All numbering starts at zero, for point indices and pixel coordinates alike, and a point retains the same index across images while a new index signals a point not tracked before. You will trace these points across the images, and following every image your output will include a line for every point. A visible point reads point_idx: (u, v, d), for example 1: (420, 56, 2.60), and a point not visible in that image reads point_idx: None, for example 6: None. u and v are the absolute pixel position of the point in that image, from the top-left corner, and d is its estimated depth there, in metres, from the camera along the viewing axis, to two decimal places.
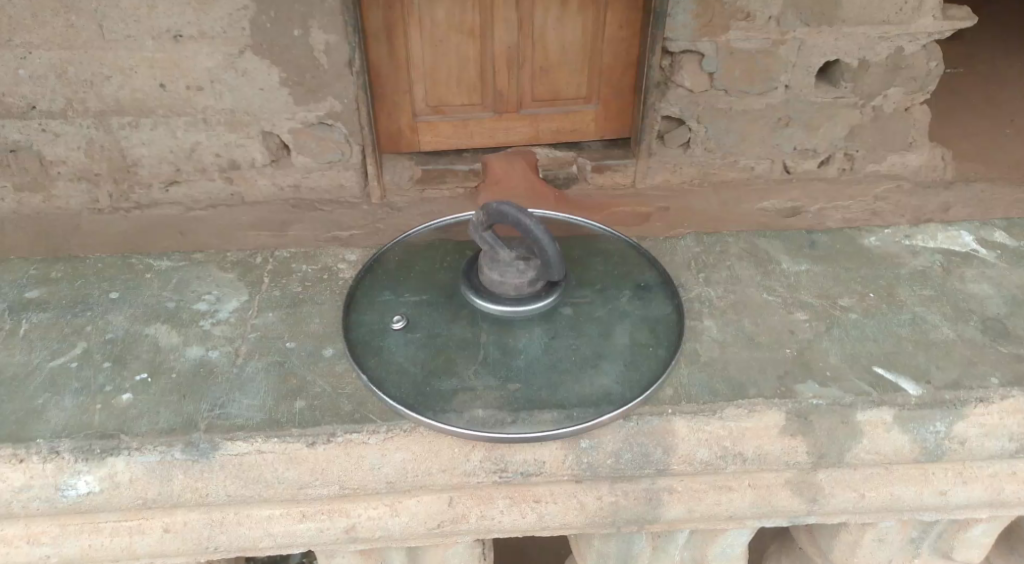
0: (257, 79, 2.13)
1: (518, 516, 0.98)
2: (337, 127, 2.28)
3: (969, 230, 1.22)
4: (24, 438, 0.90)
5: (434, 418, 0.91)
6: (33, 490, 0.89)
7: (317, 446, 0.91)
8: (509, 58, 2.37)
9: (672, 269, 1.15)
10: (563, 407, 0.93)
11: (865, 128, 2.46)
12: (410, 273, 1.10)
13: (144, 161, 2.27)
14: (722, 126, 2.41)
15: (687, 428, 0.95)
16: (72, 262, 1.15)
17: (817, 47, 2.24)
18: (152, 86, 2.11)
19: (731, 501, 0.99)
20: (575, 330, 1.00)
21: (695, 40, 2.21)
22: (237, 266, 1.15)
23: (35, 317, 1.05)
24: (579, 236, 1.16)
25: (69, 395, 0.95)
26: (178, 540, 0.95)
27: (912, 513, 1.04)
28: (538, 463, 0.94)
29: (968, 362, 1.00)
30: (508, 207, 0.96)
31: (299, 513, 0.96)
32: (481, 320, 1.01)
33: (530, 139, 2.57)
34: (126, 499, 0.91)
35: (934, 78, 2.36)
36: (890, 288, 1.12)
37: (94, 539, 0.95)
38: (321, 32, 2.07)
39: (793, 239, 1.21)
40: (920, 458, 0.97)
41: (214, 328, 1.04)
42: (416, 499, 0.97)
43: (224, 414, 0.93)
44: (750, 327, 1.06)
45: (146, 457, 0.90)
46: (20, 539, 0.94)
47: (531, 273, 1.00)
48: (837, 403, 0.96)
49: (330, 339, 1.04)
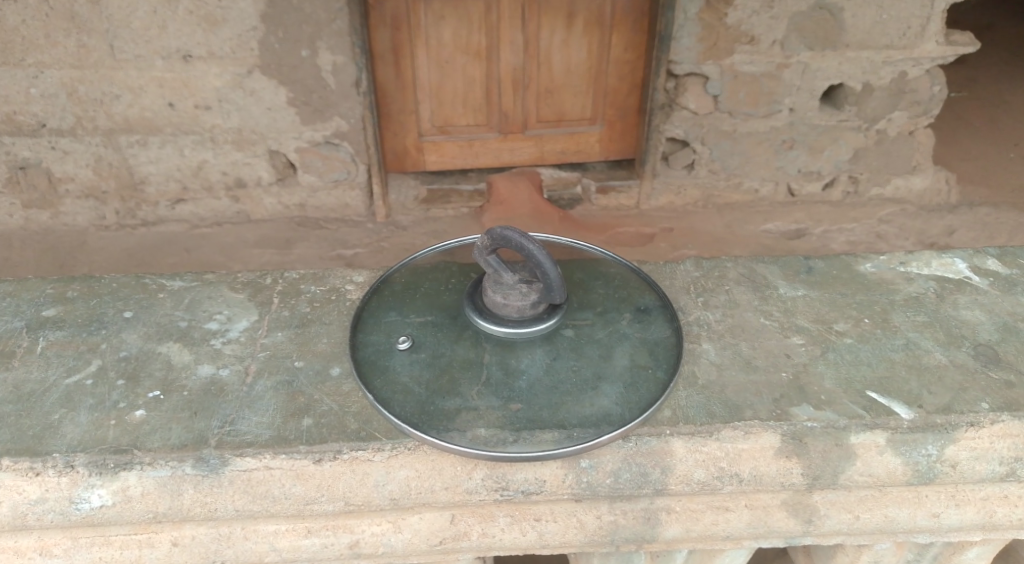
0: (264, 98, 2.18)
1: (518, 533, 1.00)
2: (344, 146, 2.32)
3: (963, 257, 1.25)
4: (40, 451, 0.93)
5: (437, 436, 0.93)
6: (48, 503, 0.92)
7: (324, 463, 0.94)
8: (515, 80, 2.42)
9: (671, 292, 1.18)
10: (563, 427, 0.95)
11: (869, 152, 2.49)
12: (416, 294, 1.13)
13: (152, 179, 2.32)
14: (726, 149, 2.45)
15: (684, 448, 0.97)
16: (87, 281, 1.18)
17: (821, 71, 2.28)
18: (161, 105, 2.16)
19: (728, 521, 1.01)
20: (576, 352, 1.03)
21: (699, 63, 2.25)
22: (248, 286, 1.18)
23: (51, 334, 1.08)
24: (581, 259, 1.19)
25: (84, 411, 0.97)
26: (185, 553, 0.98)
27: (906, 534, 1.06)
28: (539, 481, 0.97)
29: (961, 387, 1.02)
30: (511, 232, 0.99)
31: (304, 529, 0.99)
32: (485, 341, 1.04)
33: (535, 160, 2.61)
34: (137, 512, 0.94)
35: (937, 102, 2.40)
36: (884, 313, 1.14)
37: (104, 551, 0.97)
38: (329, 53, 2.12)
39: (789, 264, 1.24)
40: (912, 480, 1.00)
41: (225, 347, 1.07)
42: (419, 516, 0.99)
43: (234, 431, 0.95)
44: (746, 350, 1.08)
45: (158, 472, 0.93)
46: (33, 551, 0.97)
47: (534, 295, 1.03)
48: (831, 426, 0.98)
49: (337, 358, 1.07)
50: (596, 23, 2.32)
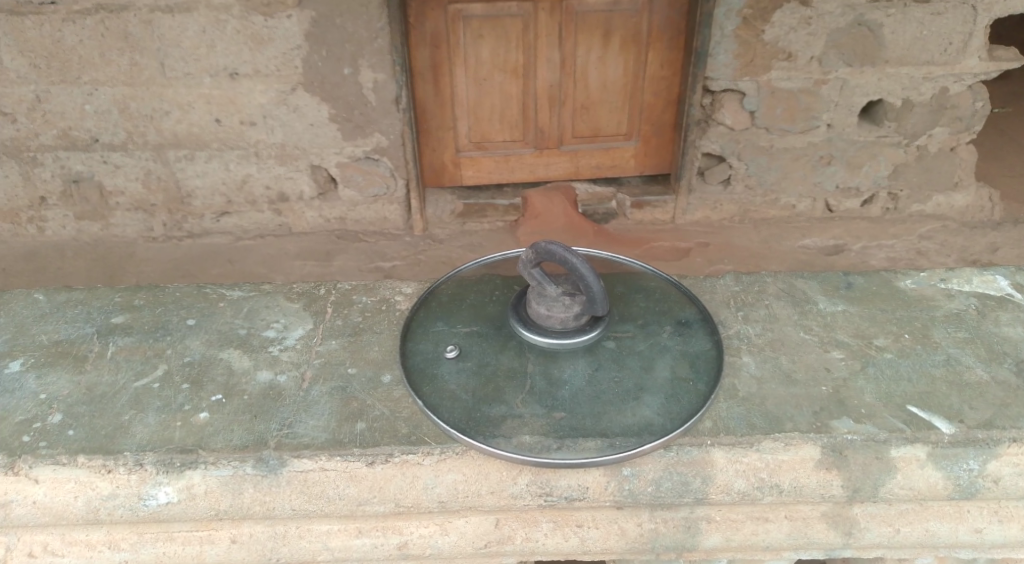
0: (307, 114, 2.26)
1: (561, 539, 1.04)
2: (383, 162, 2.39)
3: (1005, 274, 1.26)
4: (113, 450, 0.98)
5: (484, 442, 0.97)
6: (119, 499, 0.98)
7: (377, 465, 0.98)
8: (552, 96, 2.46)
9: (712, 306, 1.21)
10: (605, 435, 0.98)
11: (910, 168, 2.49)
12: (462, 305, 1.17)
13: (198, 193, 2.41)
14: (763, 164, 2.46)
15: (725, 459, 0.99)
16: (153, 290, 1.25)
17: (860, 87, 2.29)
18: (209, 121, 2.25)
19: (768, 531, 1.03)
20: (618, 363, 1.06)
21: (735, 79, 2.27)
22: (303, 296, 1.24)
23: (120, 340, 1.15)
24: (621, 273, 1.23)
25: (152, 413, 1.03)
26: (243, 550, 1.03)
27: (947, 549, 1.07)
28: (581, 488, 0.99)
29: (1003, 403, 1.03)
30: (555, 246, 1.03)
31: (355, 529, 1.03)
32: (529, 351, 1.08)
33: (570, 175, 2.65)
34: (200, 509, 0.99)
35: (979, 118, 2.39)
36: (925, 329, 1.15)
37: (168, 547, 1.02)
38: (370, 71, 2.19)
39: (829, 280, 1.26)
40: (953, 495, 1.01)
41: (282, 353, 1.13)
42: (465, 519, 1.03)
43: (292, 433, 1.00)
44: (787, 363, 1.10)
45: (221, 471, 0.98)
46: (102, 545, 1.02)
47: (577, 308, 1.06)
48: (871, 439, 0.99)
49: (388, 366, 1.11)
50: (632, 41, 2.36)
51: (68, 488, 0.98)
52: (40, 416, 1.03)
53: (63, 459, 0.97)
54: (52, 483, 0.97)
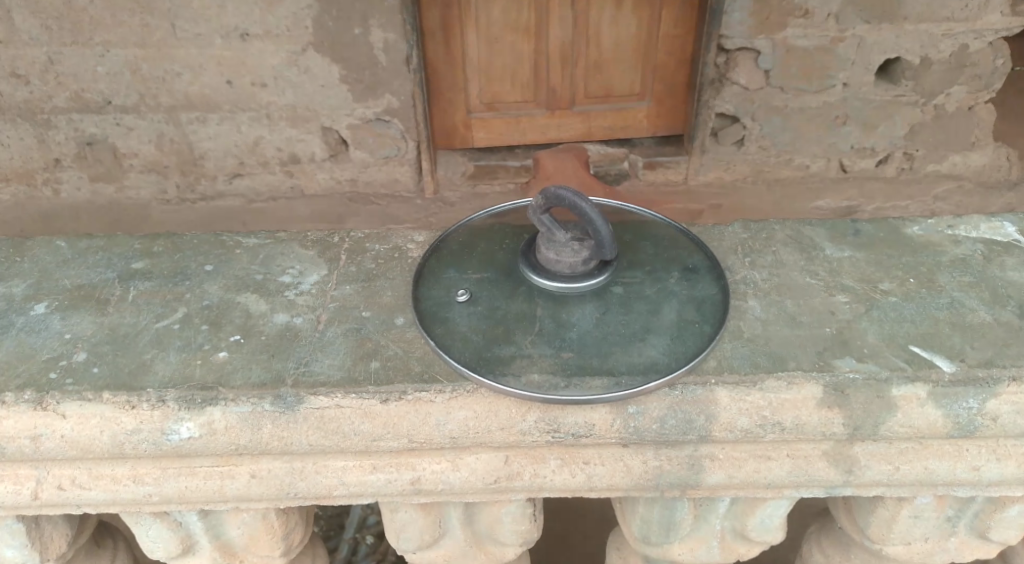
0: (318, 75, 2.27)
1: (568, 475, 1.07)
2: (394, 123, 2.40)
3: (1013, 221, 1.27)
4: (137, 386, 1.02)
5: (494, 380, 1.00)
6: (143, 434, 1.01)
7: (390, 403, 1.01)
8: (563, 56, 2.45)
9: (720, 252, 1.22)
10: (612, 374, 1.01)
11: (926, 127, 2.48)
12: (472, 253, 1.19)
13: (210, 154, 2.43)
14: (777, 125, 2.46)
15: (729, 397, 1.02)
16: (171, 238, 1.28)
17: (878, 44, 2.27)
18: (221, 82, 2.26)
19: (770, 469, 1.06)
20: (625, 306, 1.08)
21: (751, 38, 2.27)
22: (317, 244, 1.27)
23: (141, 284, 1.19)
24: (630, 222, 1.24)
25: (173, 352, 1.07)
26: (262, 485, 1.06)
27: (946, 487, 1.09)
28: (588, 425, 1.02)
29: (1004, 343, 1.05)
30: (564, 191, 1.05)
31: (370, 465, 1.06)
32: (538, 295, 1.10)
33: (582, 136, 2.65)
34: (221, 444, 1.02)
35: (999, 76, 2.37)
36: (930, 274, 1.17)
37: (190, 481, 1.05)
38: (380, 30, 2.20)
39: (837, 227, 1.27)
40: (953, 432, 1.03)
41: (298, 298, 1.16)
42: (475, 456, 1.06)
43: (309, 371, 1.04)
44: (791, 307, 1.13)
45: (240, 408, 1.01)
46: (127, 479, 1.05)
47: (585, 252, 1.08)
48: (873, 378, 1.02)
49: (400, 309, 1.14)
50: None
51: (94, 423, 1.01)
52: (66, 355, 1.07)
53: (88, 395, 1.01)
54: (78, 418, 1.01)
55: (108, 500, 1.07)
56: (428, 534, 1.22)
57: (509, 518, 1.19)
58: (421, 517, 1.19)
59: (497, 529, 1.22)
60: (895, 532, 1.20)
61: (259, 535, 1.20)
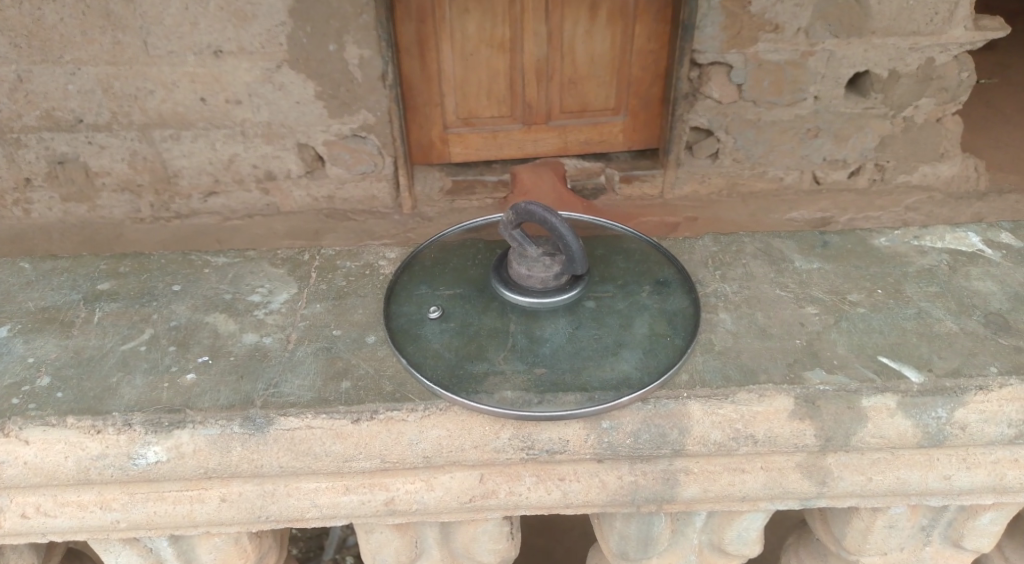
0: (293, 92, 2.37)
1: (544, 492, 1.06)
2: (371, 140, 2.52)
3: (977, 231, 1.29)
4: (101, 410, 1.00)
5: (467, 398, 0.99)
6: (109, 459, 0.99)
7: (362, 423, 1.00)
8: (539, 71, 2.56)
9: (690, 266, 1.23)
10: (585, 389, 1.00)
11: (896, 139, 2.65)
12: (445, 269, 1.18)
13: (184, 172, 2.53)
14: (750, 138, 2.60)
15: (701, 411, 1.02)
16: (138, 258, 1.27)
17: (846, 58, 2.41)
18: (194, 99, 2.36)
19: (744, 482, 1.06)
20: (597, 321, 1.08)
21: (723, 52, 2.40)
22: (287, 262, 1.25)
23: (107, 306, 1.17)
24: (602, 236, 1.24)
25: (139, 374, 1.05)
26: (233, 508, 1.04)
27: (919, 497, 1.10)
28: (562, 441, 1.02)
29: (971, 352, 1.07)
30: (535, 206, 1.05)
31: (343, 486, 1.05)
32: (511, 311, 1.10)
33: (558, 151, 2.76)
34: (189, 468, 1.00)
35: (965, 88, 2.53)
36: (898, 284, 1.19)
37: (158, 506, 1.03)
38: (355, 47, 2.30)
39: (805, 239, 1.29)
40: (923, 442, 1.04)
41: (267, 317, 1.15)
42: (450, 475, 1.05)
43: (278, 392, 1.03)
44: (762, 319, 1.13)
45: (209, 430, 0.99)
46: (94, 505, 1.02)
47: (557, 267, 1.08)
48: (843, 389, 1.02)
49: (371, 327, 1.13)
50: (619, 15, 2.45)
51: (58, 448, 0.98)
52: (28, 379, 1.05)
53: (52, 420, 0.99)
54: (42, 444, 0.98)
55: (74, 527, 1.04)
56: (405, 554, 1.20)
57: (485, 537, 1.18)
58: (397, 538, 1.18)
59: (474, 549, 1.20)
60: (871, 542, 1.21)
61: (232, 560, 1.17)
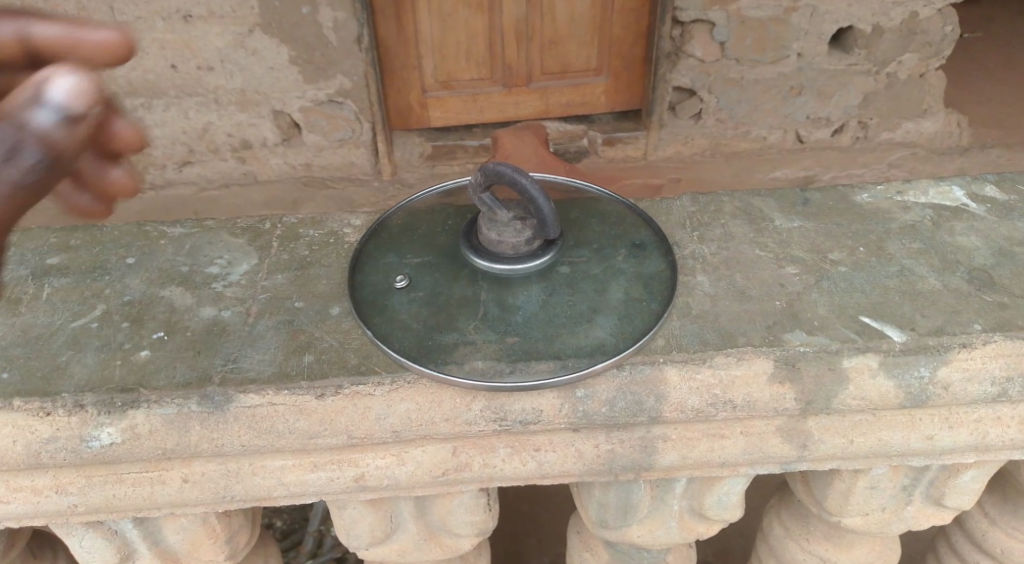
0: (266, 58, 2.30)
1: (518, 463, 1.03)
2: (347, 105, 2.45)
3: (961, 185, 1.25)
4: (51, 392, 0.95)
5: (436, 369, 0.95)
6: (60, 442, 0.94)
7: (326, 398, 0.96)
8: (518, 32, 2.48)
9: (667, 227, 1.19)
10: (559, 357, 0.97)
11: (879, 95, 2.61)
12: (412, 236, 1.13)
13: (157, 142, 2.46)
14: (733, 96, 2.56)
15: (678, 376, 0.98)
16: (90, 230, 1.20)
17: (829, 14, 2.38)
18: (165, 67, 2.27)
19: (723, 447, 1.03)
20: (572, 287, 1.04)
21: (705, 9, 2.36)
22: (247, 232, 1.20)
23: (56, 282, 1.11)
24: (577, 199, 1.19)
25: (90, 352, 1.01)
26: (196, 489, 1.00)
27: (900, 458, 1.08)
28: (536, 411, 0.98)
29: (955, 310, 1.04)
30: (504, 167, 1.00)
31: (310, 463, 1.01)
32: (482, 279, 1.05)
33: (540, 113, 2.70)
34: (147, 449, 0.96)
35: (948, 43, 2.51)
36: (880, 242, 1.15)
37: (117, 489, 0.99)
38: (329, 10, 2.22)
39: (785, 197, 1.25)
40: (905, 403, 1.00)
41: (226, 289, 1.10)
42: (421, 449, 1.01)
43: (237, 368, 0.98)
44: (741, 281, 1.10)
45: (165, 410, 0.95)
46: (49, 489, 0.98)
47: (528, 232, 1.03)
48: (823, 350, 0.99)
49: (337, 298, 1.09)
50: None
51: (6, 432, 0.94)
52: None
53: None
54: None
55: (31, 512, 1.00)
56: (379, 529, 1.17)
57: (462, 510, 1.15)
58: (370, 513, 1.15)
59: (451, 521, 1.17)
60: (853, 503, 1.19)
61: (201, 540, 1.14)
